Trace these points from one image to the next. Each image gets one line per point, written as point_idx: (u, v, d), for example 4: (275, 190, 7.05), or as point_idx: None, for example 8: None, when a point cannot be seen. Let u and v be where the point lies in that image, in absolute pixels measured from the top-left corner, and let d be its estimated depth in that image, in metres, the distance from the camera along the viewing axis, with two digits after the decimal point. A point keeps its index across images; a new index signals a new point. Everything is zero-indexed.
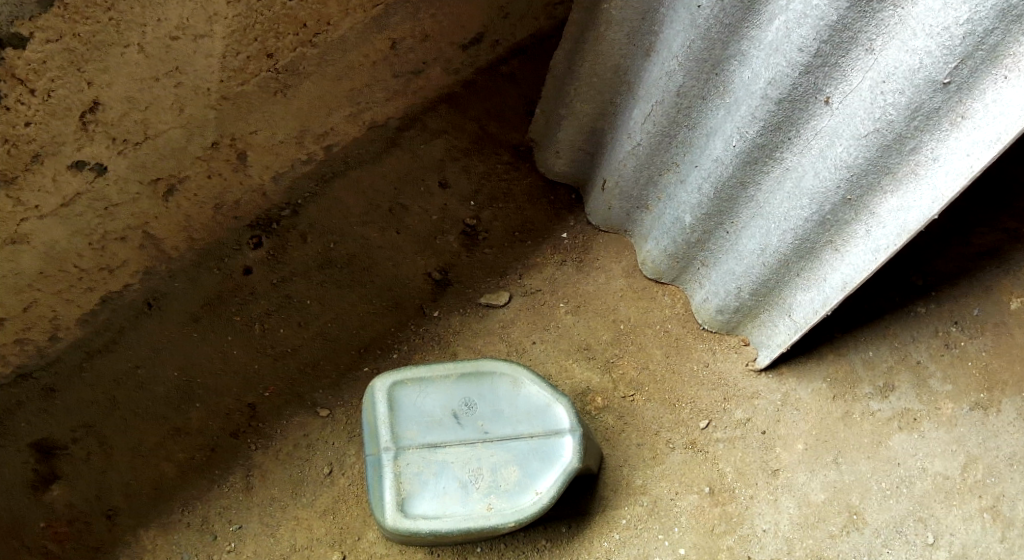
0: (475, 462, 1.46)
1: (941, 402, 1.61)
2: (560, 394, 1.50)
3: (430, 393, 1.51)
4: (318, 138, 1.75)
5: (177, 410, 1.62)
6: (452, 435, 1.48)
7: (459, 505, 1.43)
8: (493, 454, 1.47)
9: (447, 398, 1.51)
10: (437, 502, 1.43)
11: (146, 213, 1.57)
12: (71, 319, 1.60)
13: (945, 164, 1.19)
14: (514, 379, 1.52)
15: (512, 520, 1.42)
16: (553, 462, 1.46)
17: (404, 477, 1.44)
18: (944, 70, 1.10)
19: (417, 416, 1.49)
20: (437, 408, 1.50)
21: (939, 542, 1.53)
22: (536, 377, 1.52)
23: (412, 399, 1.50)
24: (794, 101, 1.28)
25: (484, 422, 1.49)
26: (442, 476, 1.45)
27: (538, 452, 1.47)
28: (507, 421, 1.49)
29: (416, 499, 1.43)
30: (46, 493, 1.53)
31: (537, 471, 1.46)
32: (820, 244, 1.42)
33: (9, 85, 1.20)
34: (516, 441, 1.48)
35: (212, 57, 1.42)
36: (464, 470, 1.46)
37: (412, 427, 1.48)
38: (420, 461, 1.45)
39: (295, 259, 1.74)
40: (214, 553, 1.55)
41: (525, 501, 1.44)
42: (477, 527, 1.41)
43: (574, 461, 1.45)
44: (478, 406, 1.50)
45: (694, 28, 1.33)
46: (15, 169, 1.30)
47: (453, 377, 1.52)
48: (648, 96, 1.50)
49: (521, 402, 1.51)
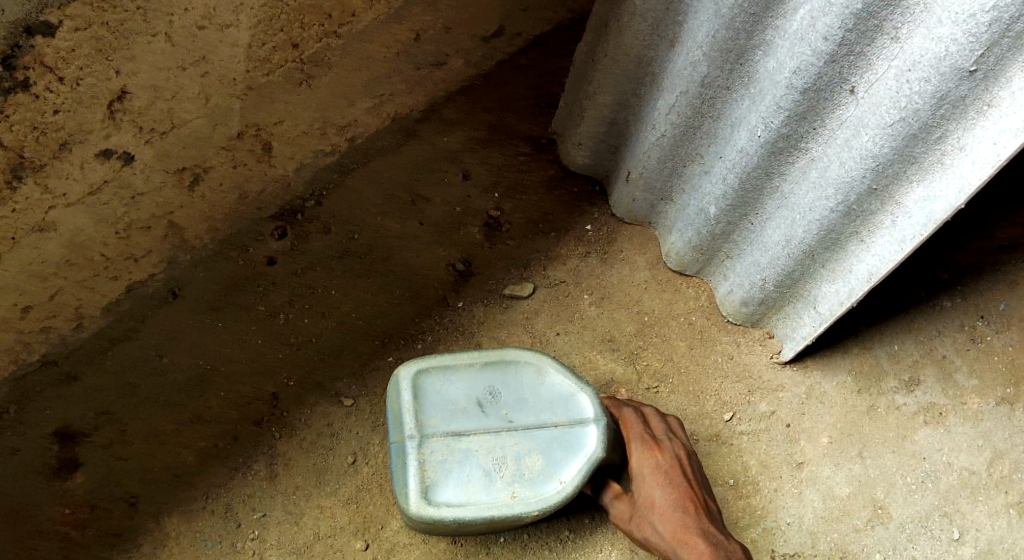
0: (498, 450, 1.45)
1: (967, 396, 1.61)
2: (584, 385, 1.50)
3: (453, 381, 1.49)
4: (340, 129, 1.75)
5: (197, 398, 1.61)
6: (476, 424, 1.47)
7: (483, 493, 1.43)
8: (518, 444, 1.46)
9: (471, 386, 1.50)
10: (461, 490, 1.43)
11: (169, 203, 1.57)
12: (93, 307, 1.60)
13: (972, 153, 1.18)
14: (538, 368, 1.52)
15: (538, 508, 1.42)
16: (577, 451, 1.46)
17: (428, 465, 1.43)
18: (970, 57, 1.09)
19: (441, 404, 1.48)
20: (460, 396, 1.48)
21: (964, 538, 1.53)
22: (559, 367, 1.52)
23: (436, 388, 1.49)
24: (819, 90, 1.27)
25: (509, 411, 1.48)
26: (466, 464, 1.44)
27: (562, 441, 1.47)
28: (531, 410, 1.49)
29: (440, 487, 1.42)
30: (68, 480, 1.54)
31: (561, 459, 1.46)
32: (845, 234, 1.41)
33: (38, 73, 1.20)
34: (541, 430, 1.47)
35: (237, 46, 1.42)
36: (489, 459, 1.45)
37: (436, 415, 1.46)
38: (445, 450, 1.44)
39: (316, 248, 1.74)
40: (238, 540, 1.55)
41: (549, 490, 1.44)
42: (502, 515, 1.42)
43: (600, 451, 1.45)
44: (502, 395, 1.50)
45: (718, 17, 1.33)
46: (42, 157, 1.31)
47: (476, 366, 1.51)
48: (672, 87, 1.49)
49: (544, 391, 1.51)
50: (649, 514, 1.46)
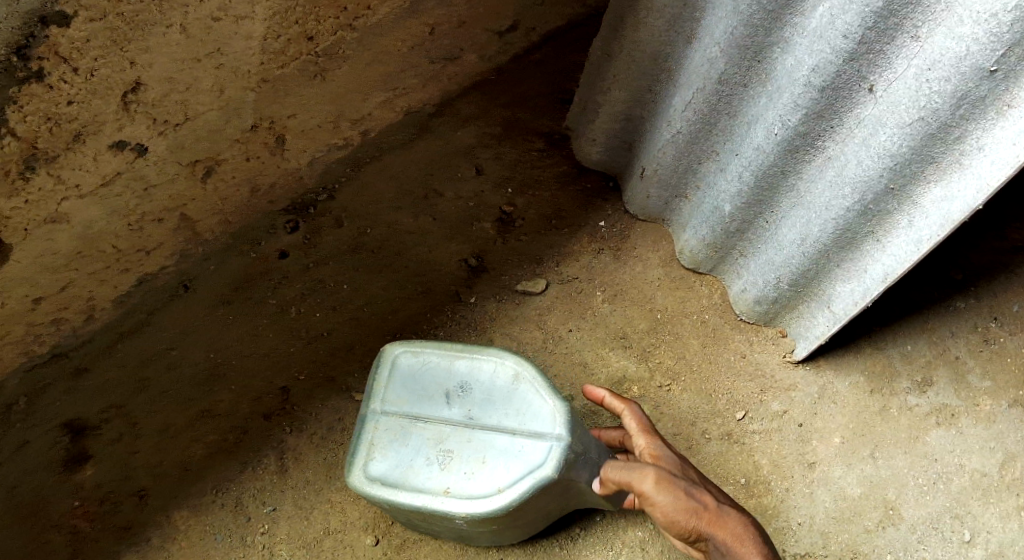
0: (450, 443, 1.36)
1: (980, 398, 1.60)
2: (556, 397, 1.35)
3: (429, 368, 1.42)
4: (354, 123, 1.74)
5: (207, 391, 1.61)
6: (437, 413, 1.38)
7: (418, 481, 1.34)
8: (473, 443, 1.35)
9: (446, 376, 1.41)
10: (400, 470, 1.35)
11: (182, 195, 1.57)
12: (105, 300, 1.59)
13: (991, 153, 1.17)
14: (515, 372, 1.39)
15: (465, 511, 1.31)
16: (526, 464, 1.31)
17: (376, 440, 1.37)
18: (991, 57, 1.09)
19: (412, 386, 1.41)
20: (431, 384, 1.40)
21: (975, 540, 1.52)
22: (536, 375, 1.38)
23: (413, 371, 1.42)
24: (837, 89, 1.26)
25: (474, 409, 1.38)
26: (413, 449, 1.36)
27: (515, 452, 1.32)
28: (497, 411, 1.37)
29: (382, 464, 1.36)
30: (77, 472, 1.54)
31: (507, 468, 1.32)
32: (861, 234, 1.40)
33: (52, 63, 1.20)
34: (499, 436, 1.34)
35: (251, 39, 1.41)
36: (438, 450, 1.35)
37: (401, 395, 1.40)
38: (399, 429, 1.38)
39: (329, 242, 1.73)
40: (248, 534, 1.54)
41: (484, 496, 1.31)
42: (428, 507, 1.32)
43: (548, 471, 1.29)
44: (473, 391, 1.39)
45: (737, 14, 1.32)
46: (55, 148, 1.30)
47: (456, 358, 1.42)
48: (689, 83, 1.48)
49: (515, 397, 1.37)
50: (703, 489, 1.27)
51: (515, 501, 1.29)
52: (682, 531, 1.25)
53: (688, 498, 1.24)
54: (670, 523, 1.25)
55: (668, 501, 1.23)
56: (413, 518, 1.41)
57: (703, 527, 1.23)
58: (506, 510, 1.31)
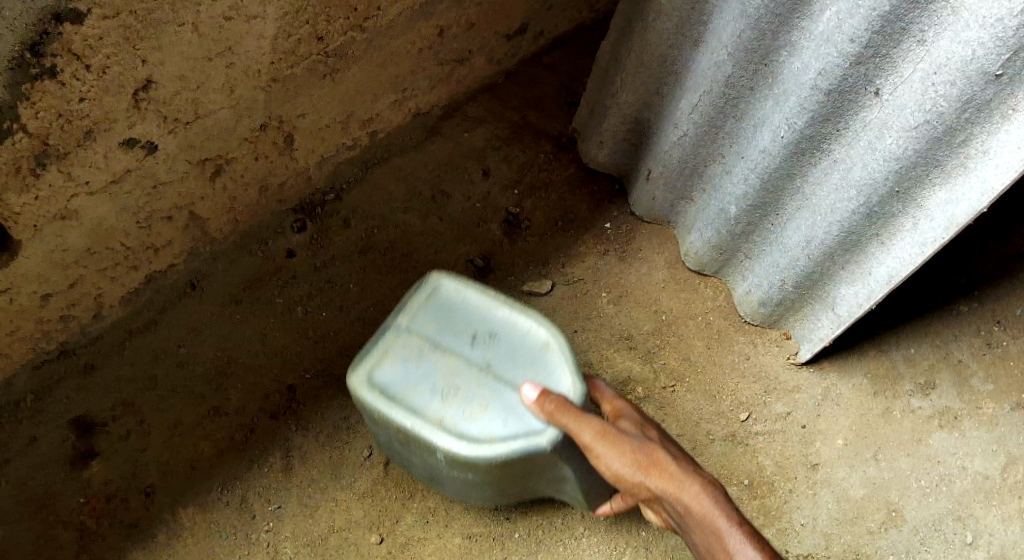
0: (459, 379, 1.29)
1: (982, 401, 1.62)
2: (577, 378, 1.28)
3: (466, 305, 1.36)
4: (363, 123, 1.75)
5: (215, 389, 1.62)
6: (456, 349, 1.32)
7: (414, 402, 1.27)
8: (482, 388, 1.28)
9: (480, 319, 1.35)
10: (401, 387, 1.29)
11: (192, 194, 1.57)
12: (113, 297, 1.60)
13: (996, 156, 1.18)
14: (547, 339, 1.32)
15: (450, 447, 1.24)
16: (525, 425, 1.23)
17: (391, 352, 1.32)
18: (997, 61, 1.10)
19: (444, 317, 1.35)
20: (463, 321, 1.35)
21: (978, 542, 1.53)
22: (566, 349, 1.31)
23: (449, 304, 1.37)
24: (844, 92, 1.28)
25: (495, 357, 1.31)
26: (422, 373, 1.30)
27: (519, 411, 1.25)
28: (516, 367, 1.30)
29: (386, 375, 1.30)
30: (84, 469, 1.54)
31: (505, 422, 1.24)
32: (867, 237, 1.41)
33: (65, 61, 1.21)
34: (510, 390, 1.27)
35: (263, 38, 1.43)
36: (446, 382, 1.29)
37: (430, 321, 1.35)
38: (416, 347, 1.33)
39: (337, 242, 1.74)
40: (253, 532, 1.54)
41: (474, 438, 1.24)
42: (415, 430, 1.26)
43: (543, 440, 1.22)
44: (501, 341, 1.33)
45: (745, 18, 1.33)
46: (66, 145, 1.31)
47: (496, 305, 1.36)
48: (696, 86, 1.49)
49: (539, 361, 1.31)
50: (654, 443, 1.18)
51: (501, 456, 1.22)
52: (629, 488, 1.17)
53: (638, 454, 1.16)
54: (618, 479, 1.17)
55: (617, 459, 1.16)
56: (393, 440, 1.35)
57: (652, 482, 1.14)
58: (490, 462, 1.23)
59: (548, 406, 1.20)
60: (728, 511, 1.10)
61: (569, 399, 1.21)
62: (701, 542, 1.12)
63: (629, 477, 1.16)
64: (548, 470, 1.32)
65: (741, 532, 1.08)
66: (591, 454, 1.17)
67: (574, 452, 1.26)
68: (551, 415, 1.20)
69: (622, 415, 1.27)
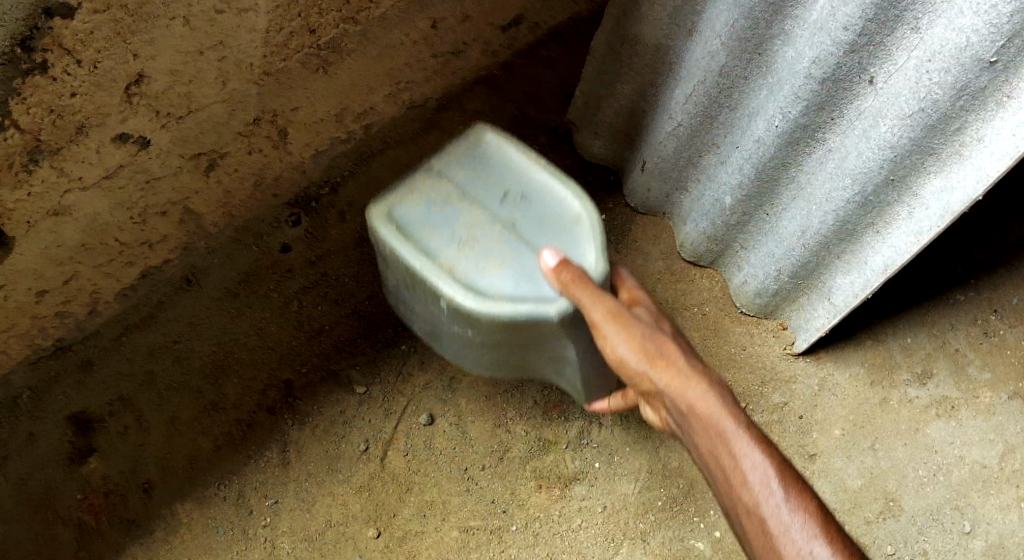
0: (479, 232, 1.29)
1: (980, 390, 1.62)
2: (602, 257, 1.26)
3: (502, 164, 1.36)
4: (357, 116, 1.74)
5: (212, 384, 1.61)
6: (483, 202, 1.32)
7: (429, 244, 1.28)
8: (501, 245, 1.28)
9: (513, 180, 1.35)
10: (419, 226, 1.29)
11: (186, 188, 1.57)
12: (109, 294, 1.60)
13: (991, 144, 1.17)
14: (578, 213, 1.31)
15: (453, 295, 1.23)
16: (537, 292, 1.23)
17: (416, 191, 1.32)
18: (991, 49, 1.09)
19: (477, 172, 1.35)
20: (496, 177, 1.35)
21: (976, 531, 1.53)
22: (596, 224, 1.29)
23: (486, 161, 1.37)
24: (838, 80, 1.27)
25: (521, 219, 1.31)
26: (444, 219, 1.30)
27: (534, 276, 1.24)
28: (540, 231, 1.30)
29: (408, 214, 1.30)
30: (82, 465, 1.54)
31: (518, 284, 1.24)
32: (862, 226, 1.41)
33: (56, 56, 1.21)
34: (529, 253, 1.27)
35: (255, 31, 1.41)
36: (465, 231, 1.29)
37: (463, 171, 1.35)
38: (441, 191, 1.33)
39: (333, 236, 1.73)
40: (249, 527, 1.55)
41: (481, 289, 1.24)
42: (421, 272, 1.26)
43: (552, 309, 1.21)
44: (531, 204, 1.33)
45: (738, 7, 1.32)
46: (59, 141, 1.31)
47: (534, 168, 1.35)
48: (690, 76, 1.49)
49: (565, 231, 1.30)
50: (665, 335, 1.19)
51: (505, 315, 1.21)
52: (630, 374, 1.18)
53: (648, 342, 1.17)
54: (622, 364, 1.18)
55: (624, 343, 1.16)
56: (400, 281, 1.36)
57: (656, 372, 1.15)
58: (492, 318, 1.22)
59: (565, 276, 1.19)
60: (735, 412, 1.11)
61: (587, 273, 1.20)
62: (700, 440, 1.13)
63: (633, 363, 1.17)
64: (552, 345, 1.31)
65: (748, 435, 1.09)
66: (598, 332, 1.18)
67: (580, 328, 1.25)
68: (566, 285, 1.19)
69: (636, 302, 1.27)
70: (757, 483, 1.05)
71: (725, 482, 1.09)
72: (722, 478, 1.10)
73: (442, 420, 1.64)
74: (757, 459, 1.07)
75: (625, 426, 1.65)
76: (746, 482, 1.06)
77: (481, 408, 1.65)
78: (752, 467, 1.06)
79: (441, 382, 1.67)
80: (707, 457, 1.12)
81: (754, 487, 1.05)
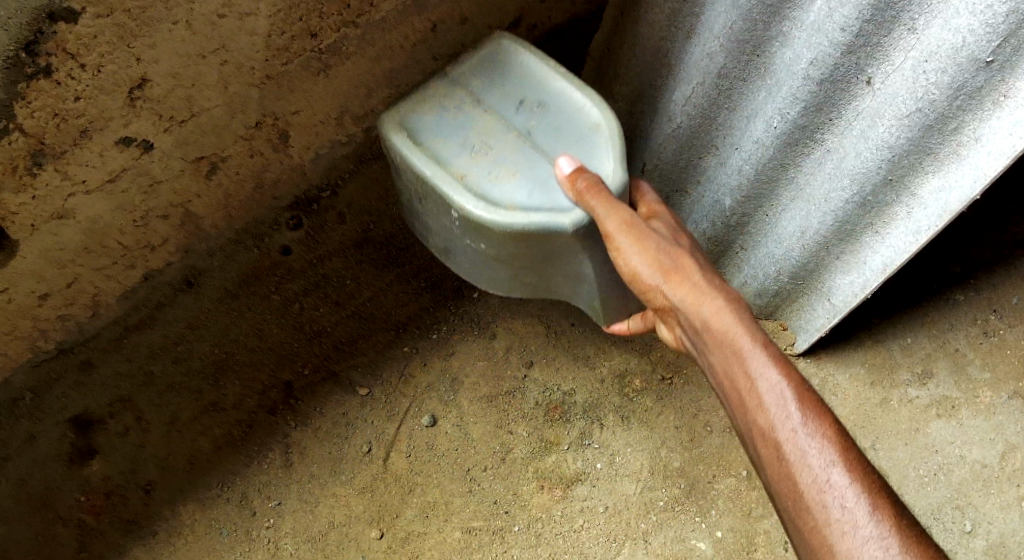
0: (494, 140, 1.35)
1: (980, 390, 1.62)
2: (620, 167, 1.29)
3: (520, 73, 1.42)
4: (357, 119, 1.69)
5: (212, 385, 1.62)
6: (499, 110, 1.38)
7: (442, 153, 1.34)
8: (515, 153, 1.33)
9: (530, 89, 1.40)
10: (433, 138, 1.36)
11: (187, 192, 1.56)
12: (110, 296, 1.59)
13: (988, 143, 1.19)
14: (596, 122, 1.34)
15: (464, 204, 1.27)
16: (550, 202, 1.27)
17: (431, 104, 1.40)
18: (988, 48, 1.11)
19: (495, 82, 1.41)
20: (514, 87, 1.40)
21: (977, 530, 1.53)
22: (615, 132, 1.32)
23: (505, 70, 1.43)
24: (836, 81, 1.28)
25: (537, 126, 1.36)
26: (458, 128, 1.37)
27: (547, 185, 1.29)
28: (558, 142, 1.34)
29: (423, 125, 1.38)
30: (83, 467, 1.56)
31: (530, 192, 1.28)
32: (861, 226, 1.42)
33: (59, 60, 1.21)
34: (545, 163, 1.31)
35: (256, 35, 1.39)
36: (479, 140, 1.35)
37: (480, 81, 1.42)
38: (458, 107, 1.39)
39: (333, 238, 1.74)
40: (253, 528, 1.56)
41: (493, 196, 1.28)
42: (434, 182, 1.30)
43: (565, 220, 1.24)
44: (548, 112, 1.37)
45: (736, 9, 1.33)
46: (62, 144, 1.32)
47: (552, 77, 1.40)
48: (688, 78, 1.49)
49: (581, 138, 1.34)
50: (681, 249, 1.21)
51: (517, 225, 1.25)
52: (645, 288, 1.21)
53: (662, 254, 1.19)
54: (637, 278, 1.21)
55: (638, 255, 1.19)
56: (415, 196, 1.41)
57: (670, 284, 1.18)
58: (503, 228, 1.26)
59: (580, 185, 1.22)
60: (751, 331, 1.12)
61: (602, 181, 1.23)
62: (715, 358, 1.15)
63: (647, 277, 1.19)
64: (567, 263, 1.34)
65: (765, 354, 1.10)
66: (612, 243, 1.20)
67: (596, 239, 1.28)
68: (581, 193, 1.22)
69: (653, 217, 1.29)
70: (773, 405, 1.07)
71: (740, 401, 1.11)
72: (736, 398, 1.12)
73: (444, 421, 1.65)
74: (773, 379, 1.08)
75: (626, 427, 1.65)
76: (761, 404, 1.08)
77: (483, 409, 1.65)
78: (768, 388, 1.08)
79: (443, 384, 1.67)
80: (722, 376, 1.14)
81: (769, 409, 1.07)
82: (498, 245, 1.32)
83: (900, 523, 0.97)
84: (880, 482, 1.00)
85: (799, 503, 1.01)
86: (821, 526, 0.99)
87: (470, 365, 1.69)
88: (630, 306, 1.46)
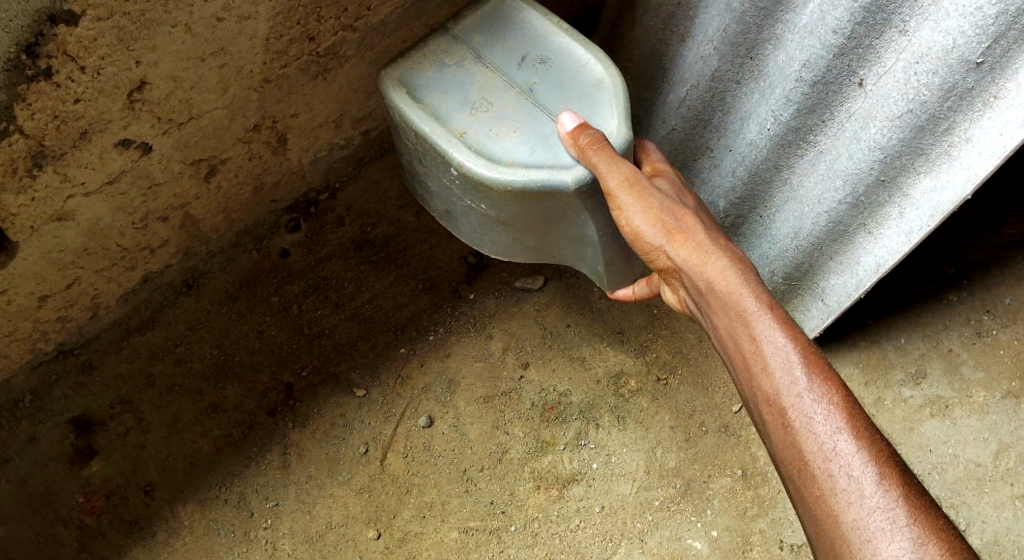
0: (495, 96, 1.34)
1: (973, 390, 1.63)
2: (624, 124, 1.29)
3: (522, 30, 1.41)
4: (356, 122, 1.73)
5: (212, 386, 1.63)
6: (500, 67, 1.38)
7: (442, 110, 1.34)
8: (517, 110, 1.33)
9: (531, 46, 1.40)
10: (432, 94, 1.36)
11: (186, 194, 1.57)
12: (111, 297, 1.61)
13: (979, 144, 1.20)
14: (599, 79, 1.34)
15: (464, 160, 1.28)
16: (552, 159, 1.27)
17: (432, 60, 1.39)
18: (978, 49, 1.12)
19: (496, 38, 1.41)
20: (516, 42, 1.40)
21: (971, 529, 1.55)
22: (618, 89, 1.32)
23: (507, 27, 1.42)
24: (828, 83, 1.30)
25: (538, 83, 1.36)
26: (458, 84, 1.36)
27: (549, 141, 1.29)
28: (560, 98, 1.34)
29: (422, 81, 1.38)
30: (83, 467, 1.56)
31: (532, 149, 1.28)
32: (854, 227, 1.43)
33: (60, 62, 1.21)
34: (546, 119, 1.31)
35: (256, 38, 1.40)
36: (480, 97, 1.35)
37: (481, 37, 1.41)
38: (459, 62, 1.39)
39: (332, 240, 1.76)
40: (252, 529, 1.57)
41: (493, 153, 1.29)
42: (433, 139, 1.31)
43: (567, 177, 1.25)
44: (550, 68, 1.37)
45: (730, 13, 1.36)
46: (63, 146, 1.31)
47: (554, 34, 1.39)
48: (683, 81, 1.51)
49: (584, 94, 1.34)
50: (684, 210, 1.22)
51: (517, 182, 1.25)
52: (648, 249, 1.22)
53: (664, 213, 1.21)
54: (639, 238, 1.22)
55: (640, 214, 1.21)
56: (415, 154, 1.41)
57: (672, 242, 1.19)
58: (503, 186, 1.27)
59: (583, 141, 1.23)
60: (756, 292, 1.12)
61: (605, 139, 1.24)
62: (720, 320, 1.14)
63: (650, 236, 1.21)
64: (571, 225, 1.35)
65: (771, 317, 1.09)
66: (615, 201, 1.22)
67: (599, 200, 1.29)
68: (583, 149, 1.23)
69: (658, 175, 1.30)
70: (778, 369, 1.05)
71: (745, 366, 1.10)
72: (741, 361, 1.10)
73: (441, 422, 1.65)
74: (779, 342, 1.07)
75: (623, 428, 1.66)
76: (766, 367, 1.06)
77: (480, 409, 1.66)
78: (773, 351, 1.06)
79: (440, 385, 1.68)
80: (726, 338, 1.14)
81: (774, 373, 1.05)
82: (500, 206, 1.33)
83: (909, 493, 0.93)
84: (889, 451, 0.97)
85: (805, 472, 0.99)
86: (826, 495, 0.96)
87: (467, 366, 1.70)
88: (634, 270, 1.47)
